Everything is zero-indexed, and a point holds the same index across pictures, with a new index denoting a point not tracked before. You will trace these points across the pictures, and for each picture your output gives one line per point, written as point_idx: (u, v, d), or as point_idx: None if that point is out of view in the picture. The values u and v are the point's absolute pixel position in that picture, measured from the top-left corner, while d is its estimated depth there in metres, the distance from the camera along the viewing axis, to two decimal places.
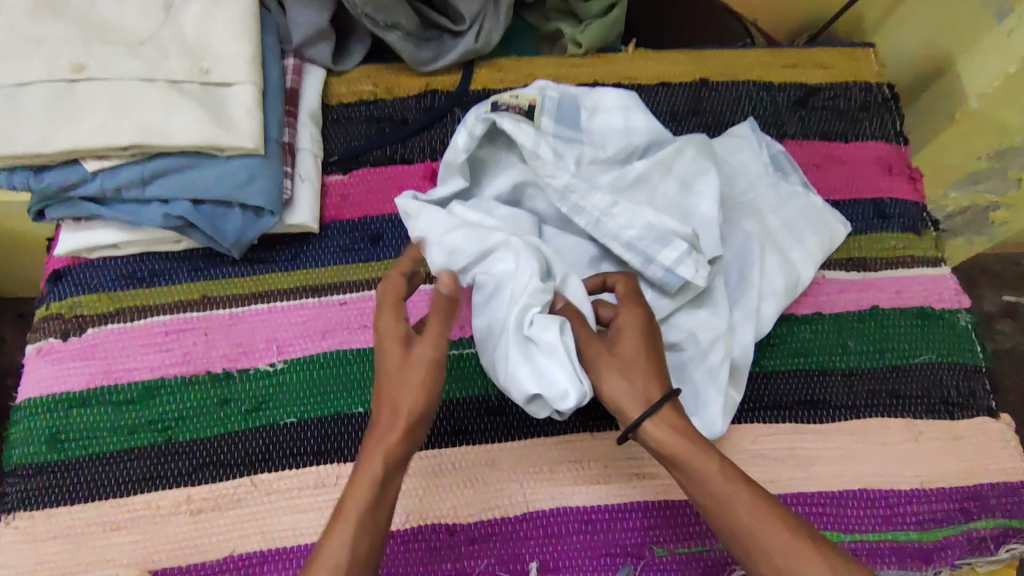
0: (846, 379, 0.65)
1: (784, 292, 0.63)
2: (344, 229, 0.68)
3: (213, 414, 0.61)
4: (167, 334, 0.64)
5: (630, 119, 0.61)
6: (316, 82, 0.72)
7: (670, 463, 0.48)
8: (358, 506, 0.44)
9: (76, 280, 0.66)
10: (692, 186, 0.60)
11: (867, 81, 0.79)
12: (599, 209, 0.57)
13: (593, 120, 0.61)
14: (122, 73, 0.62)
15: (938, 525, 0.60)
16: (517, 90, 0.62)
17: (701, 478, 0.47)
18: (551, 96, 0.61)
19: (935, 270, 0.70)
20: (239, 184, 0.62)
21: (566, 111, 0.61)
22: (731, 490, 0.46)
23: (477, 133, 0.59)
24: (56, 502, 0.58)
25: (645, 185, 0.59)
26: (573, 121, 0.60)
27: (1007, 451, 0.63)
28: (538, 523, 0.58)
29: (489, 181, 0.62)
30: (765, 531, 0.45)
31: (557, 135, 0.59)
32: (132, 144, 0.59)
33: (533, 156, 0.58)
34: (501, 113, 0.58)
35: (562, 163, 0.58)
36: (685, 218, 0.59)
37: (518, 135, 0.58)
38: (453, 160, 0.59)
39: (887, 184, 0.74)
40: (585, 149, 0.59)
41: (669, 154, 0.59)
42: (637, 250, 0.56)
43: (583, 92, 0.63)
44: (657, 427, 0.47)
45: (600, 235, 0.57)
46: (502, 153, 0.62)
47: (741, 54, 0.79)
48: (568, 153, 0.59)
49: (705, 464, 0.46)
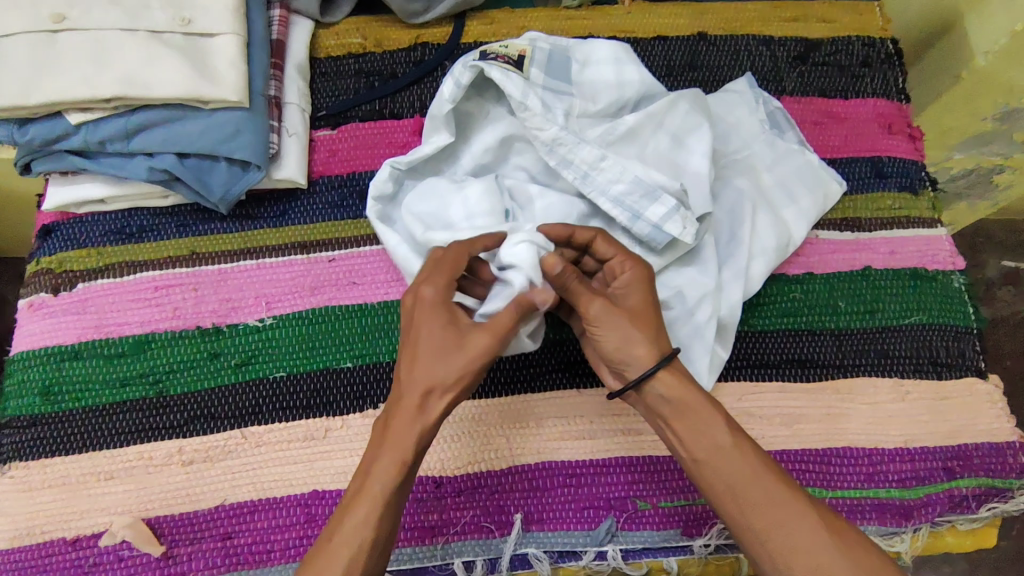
0: (834, 339, 0.64)
1: (774, 251, 0.63)
2: (333, 185, 0.68)
3: (203, 368, 0.62)
4: (157, 290, 0.64)
5: (623, 71, 0.59)
6: (304, 35, 0.71)
7: (674, 417, 0.49)
8: (400, 438, 0.47)
9: (64, 235, 0.65)
10: (683, 142, 0.59)
11: (870, 35, 0.76)
12: (587, 163, 0.56)
13: (584, 72, 0.60)
14: (103, 23, 0.60)
15: (921, 483, 0.61)
16: (507, 40, 0.60)
17: (704, 433, 0.48)
18: (541, 47, 0.60)
19: (931, 231, 0.69)
20: (225, 138, 0.61)
21: (556, 62, 0.59)
22: (731, 445, 0.47)
23: (465, 82, 0.57)
24: (51, 453, 0.60)
25: (635, 140, 0.58)
26: (564, 73, 0.59)
27: (994, 412, 0.63)
28: (524, 476, 0.59)
29: (477, 136, 0.61)
30: (762, 486, 0.46)
31: (546, 87, 0.58)
32: (114, 96, 0.59)
33: (521, 108, 0.56)
34: (489, 62, 0.57)
35: (551, 115, 0.57)
36: (675, 174, 0.58)
37: (506, 85, 0.57)
38: (440, 112, 0.58)
39: (887, 143, 0.72)
40: (574, 101, 0.58)
41: (659, 107, 0.58)
42: (624, 206, 0.55)
43: (574, 43, 0.61)
44: (666, 386, 0.48)
45: (588, 189, 0.56)
46: (491, 107, 0.61)
47: (741, 7, 0.77)
48: (557, 104, 0.58)
49: (710, 418, 0.48)
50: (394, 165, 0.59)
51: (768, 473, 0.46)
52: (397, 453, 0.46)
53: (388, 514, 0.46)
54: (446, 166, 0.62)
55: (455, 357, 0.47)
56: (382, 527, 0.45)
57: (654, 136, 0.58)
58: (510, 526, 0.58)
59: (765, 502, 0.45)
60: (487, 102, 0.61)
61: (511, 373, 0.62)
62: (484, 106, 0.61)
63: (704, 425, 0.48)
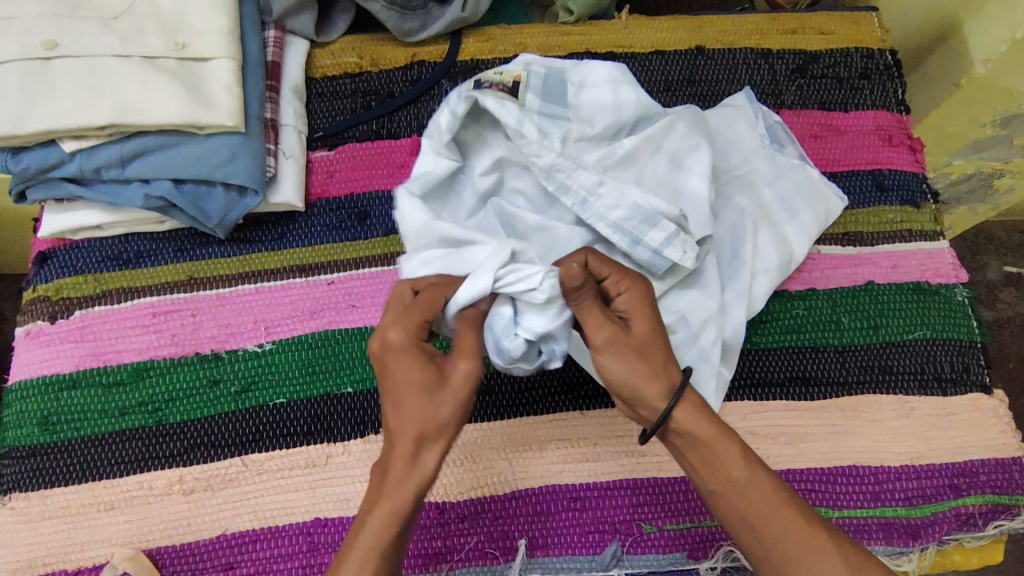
0: (838, 356, 0.64)
1: (776, 269, 0.62)
2: (330, 207, 0.67)
3: (202, 395, 0.61)
4: (155, 316, 0.63)
5: (619, 93, 0.59)
6: (299, 55, 0.70)
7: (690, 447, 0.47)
8: (381, 534, 0.43)
9: (62, 262, 0.65)
10: (682, 163, 0.58)
11: (869, 46, 0.76)
12: (586, 188, 0.55)
13: (580, 96, 0.59)
14: (97, 49, 0.60)
15: (927, 501, 0.60)
16: (501, 66, 0.60)
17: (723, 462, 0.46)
18: (536, 70, 0.59)
19: (933, 244, 0.69)
20: (221, 163, 0.61)
21: (552, 86, 0.59)
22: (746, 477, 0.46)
23: (461, 111, 0.57)
24: (50, 484, 0.59)
25: (633, 164, 0.57)
26: (559, 98, 0.59)
27: (999, 426, 0.63)
28: (528, 500, 0.59)
29: (470, 162, 0.61)
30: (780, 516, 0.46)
31: (542, 112, 0.57)
32: (108, 123, 0.58)
33: (516, 136, 0.56)
34: (484, 92, 0.56)
35: (548, 141, 0.56)
36: (675, 197, 0.57)
37: (502, 113, 0.56)
38: (438, 141, 0.59)
39: (888, 155, 0.72)
40: (570, 126, 0.58)
41: (657, 129, 0.57)
42: (625, 231, 0.54)
43: (571, 65, 0.61)
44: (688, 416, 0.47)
45: (587, 216, 0.55)
46: (486, 132, 0.60)
47: (738, 19, 0.76)
48: (553, 130, 0.57)
49: (726, 446, 0.47)
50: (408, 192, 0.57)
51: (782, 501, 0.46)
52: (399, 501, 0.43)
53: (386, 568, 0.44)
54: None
55: (443, 396, 0.45)
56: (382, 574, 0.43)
57: (652, 159, 0.58)
58: (514, 552, 0.57)
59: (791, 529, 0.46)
60: (484, 128, 0.60)
61: (513, 395, 0.62)
62: (479, 132, 0.61)
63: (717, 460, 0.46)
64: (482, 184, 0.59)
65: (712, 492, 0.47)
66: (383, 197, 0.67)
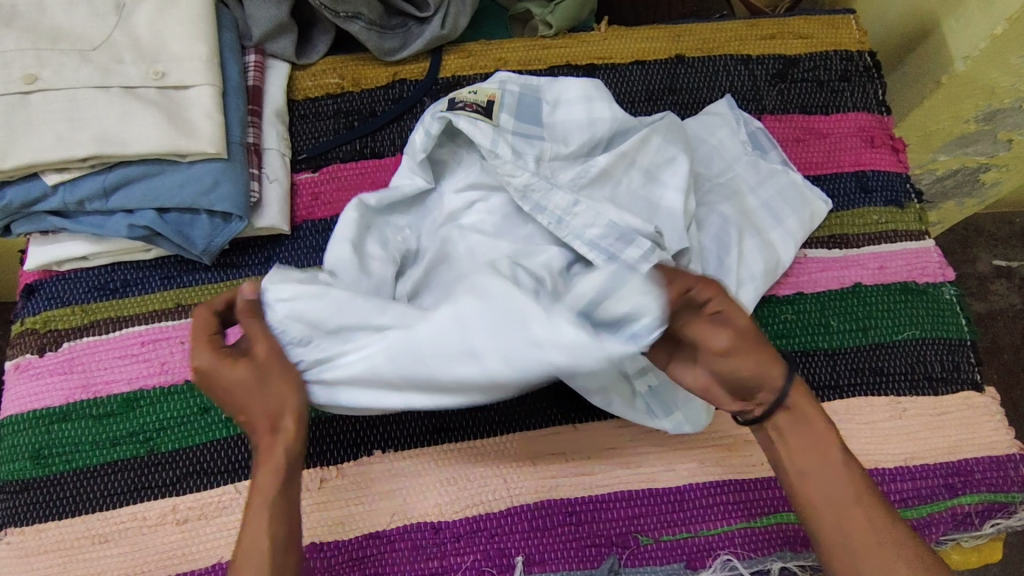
0: (828, 359, 0.64)
1: (763, 276, 0.62)
2: (317, 229, 0.67)
3: (193, 422, 0.61)
4: (144, 344, 0.63)
5: (594, 109, 0.59)
6: (280, 78, 0.71)
7: (791, 428, 0.49)
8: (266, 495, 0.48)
9: (48, 294, 0.65)
10: (657, 177, 0.59)
11: (848, 49, 0.76)
12: (560, 208, 0.55)
13: (555, 114, 0.60)
14: (77, 81, 0.60)
15: (923, 501, 0.60)
16: (476, 85, 0.61)
17: (820, 448, 0.48)
18: (512, 87, 0.60)
19: (919, 244, 0.69)
20: (204, 190, 0.61)
21: (526, 105, 0.60)
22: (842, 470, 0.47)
23: (434, 132, 0.59)
24: (43, 518, 0.59)
25: (609, 180, 0.57)
26: (533, 117, 0.59)
27: (993, 424, 0.63)
28: (523, 516, 0.58)
29: (449, 181, 0.62)
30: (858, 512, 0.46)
31: (516, 132, 0.58)
32: (90, 155, 0.58)
33: (492, 156, 0.57)
34: (456, 113, 0.58)
35: (522, 161, 0.57)
36: (651, 213, 0.57)
37: (475, 134, 0.57)
38: (412, 160, 0.60)
39: (870, 156, 0.72)
40: (543, 146, 0.58)
41: (630, 145, 0.57)
42: (601, 249, 0.53)
43: (546, 82, 0.61)
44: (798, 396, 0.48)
45: (563, 234, 0.55)
46: (462, 153, 0.62)
47: (717, 27, 0.76)
48: (528, 150, 0.58)
49: (824, 436, 0.48)
50: (362, 203, 0.58)
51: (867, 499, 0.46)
52: (269, 475, 0.48)
53: (284, 508, 0.48)
54: (422, 212, 0.62)
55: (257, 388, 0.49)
56: (279, 536, 0.47)
57: (627, 176, 0.58)
58: (511, 570, 0.57)
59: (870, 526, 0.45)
60: (459, 148, 0.62)
61: (506, 412, 0.62)
62: (456, 151, 0.62)
63: (819, 448, 0.48)
64: (457, 203, 0.61)
65: (800, 474, 0.48)
66: None
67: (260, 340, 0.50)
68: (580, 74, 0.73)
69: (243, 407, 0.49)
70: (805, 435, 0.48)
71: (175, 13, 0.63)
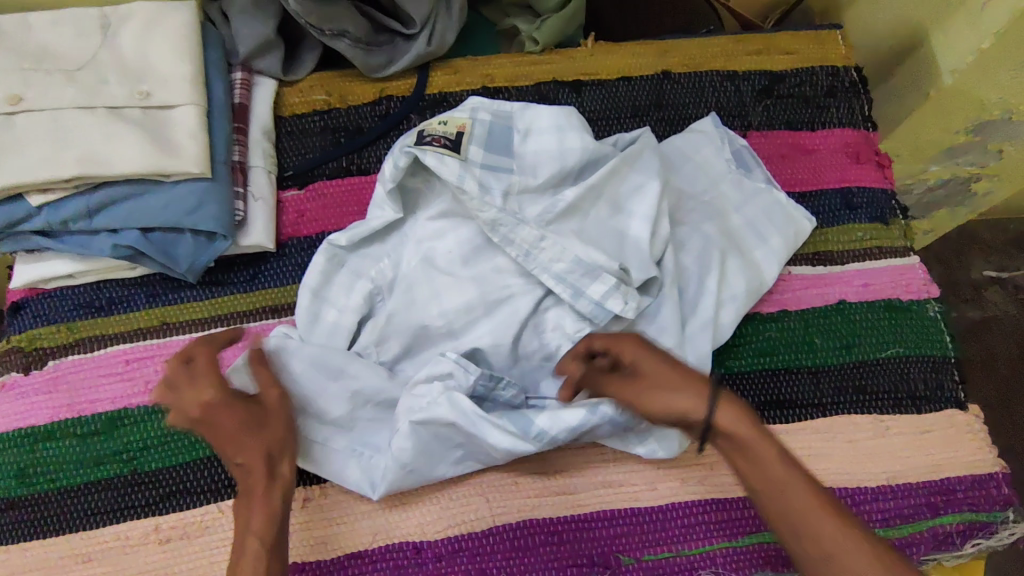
0: (812, 377, 0.64)
1: (745, 296, 0.63)
2: (302, 246, 0.67)
3: (178, 441, 0.61)
4: (129, 363, 0.63)
5: (565, 138, 0.59)
6: (267, 95, 0.71)
7: (738, 452, 0.51)
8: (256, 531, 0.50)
9: (34, 311, 0.65)
10: (626, 205, 0.59)
11: (834, 64, 0.77)
12: (528, 242, 0.57)
13: (525, 143, 0.60)
14: (62, 101, 0.60)
15: (904, 521, 0.60)
16: (446, 114, 0.61)
17: (762, 462, 0.49)
18: (483, 117, 0.61)
19: (904, 261, 0.69)
20: (188, 210, 0.61)
21: (497, 135, 0.60)
22: (787, 474, 0.48)
23: (402, 165, 0.59)
24: (27, 537, 0.59)
25: (577, 214, 0.58)
26: (505, 146, 0.60)
27: (975, 442, 0.63)
28: (505, 536, 0.59)
29: (422, 209, 0.63)
30: (806, 519, 0.47)
31: (485, 163, 0.59)
32: (74, 176, 0.58)
33: (460, 193, 0.57)
34: (423, 149, 0.58)
35: (489, 196, 0.57)
36: (620, 244, 0.58)
37: (442, 170, 0.58)
38: (383, 191, 0.60)
39: (856, 172, 0.72)
40: (510, 179, 0.59)
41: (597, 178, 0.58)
42: (567, 283, 0.57)
43: (519, 109, 0.62)
44: (732, 417, 0.51)
45: (531, 267, 0.58)
46: (433, 181, 0.62)
47: (703, 42, 0.77)
48: (495, 183, 0.58)
49: (767, 450, 0.50)
50: (332, 243, 0.62)
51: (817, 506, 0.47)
52: (262, 514, 0.50)
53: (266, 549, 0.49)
54: (393, 244, 0.63)
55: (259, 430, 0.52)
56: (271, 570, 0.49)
57: (596, 207, 0.58)
58: None
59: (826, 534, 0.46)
60: (431, 176, 0.62)
61: None
62: (427, 179, 0.62)
63: (761, 456, 0.50)
64: (426, 231, 0.61)
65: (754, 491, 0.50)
66: None
67: (272, 389, 0.54)
68: (566, 90, 0.74)
69: (242, 450, 0.51)
70: (750, 452, 0.50)
71: (160, 32, 0.63)
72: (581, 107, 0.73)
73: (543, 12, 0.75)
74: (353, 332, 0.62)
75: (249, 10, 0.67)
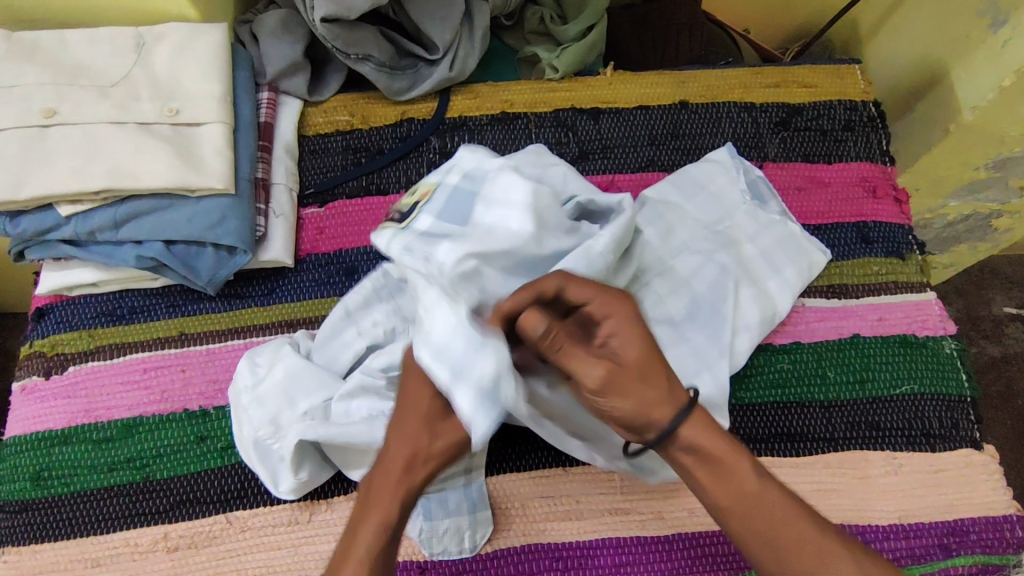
0: (824, 412, 0.64)
1: (760, 325, 0.63)
2: (320, 262, 0.69)
3: (189, 450, 0.62)
4: (146, 371, 0.65)
5: (512, 216, 0.52)
6: (292, 114, 0.73)
7: (703, 471, 0.45)
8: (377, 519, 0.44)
9: (58, 318, 0.67)
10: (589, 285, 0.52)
11: (853, 98, 0.77)
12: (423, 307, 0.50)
13: (482, 213, 0.54)
14: (95, 116, 0.62)
15: (917, 562, 0.59)
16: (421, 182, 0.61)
17: (733, 480, 0.45)
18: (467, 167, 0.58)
19: (920, 296, 0.69)
20: (211, 225, 0.62)
21: (454, 203, 0.55)
22: (760, 490, 0.44)
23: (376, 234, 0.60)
24: (38, 540, 0.60)
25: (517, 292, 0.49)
26: (456, 214, 0.55)
27: (991, 483, 0.62)
28: (510, 560, 0.58)
29: None
30: (786, 523, 0.44)
31: (426, 232, 0.54)
32: (103, 187, 0.60)
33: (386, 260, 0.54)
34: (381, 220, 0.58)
35: (410, 256, 0.52)
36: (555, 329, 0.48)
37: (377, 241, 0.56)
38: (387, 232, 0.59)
39: (873, 207, 0.72)
40: (444, 243, 0.52)
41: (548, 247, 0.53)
42: (443, 361, 0.46)
43: (492, 174, 0.55)
44: (696, 431, 0.45)
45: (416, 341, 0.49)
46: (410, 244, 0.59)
47: (721, 73, 0.78)
48: (423, 249, 0.52)
49: (734, 461, 0.45)
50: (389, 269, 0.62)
51: (796, 509, 0.44)
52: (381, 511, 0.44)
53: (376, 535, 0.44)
54: None
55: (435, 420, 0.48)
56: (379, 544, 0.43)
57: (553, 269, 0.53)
58: None
59: (810, 538, 0.44)
60: None
61: (496, 452, 0.62)
62: None
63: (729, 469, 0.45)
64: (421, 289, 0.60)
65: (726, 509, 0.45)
66: (371, 252, 0.69)
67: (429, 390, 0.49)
68: (584, 117, 0.75)
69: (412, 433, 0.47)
70: (723, 470, 0.45)
71: (192, 52, 0.65)
72: (599, 134, 0.74)
73: (564, 41, 0.78)
74: (360, 357, 0.61)
75: (278, 33, 0.70)
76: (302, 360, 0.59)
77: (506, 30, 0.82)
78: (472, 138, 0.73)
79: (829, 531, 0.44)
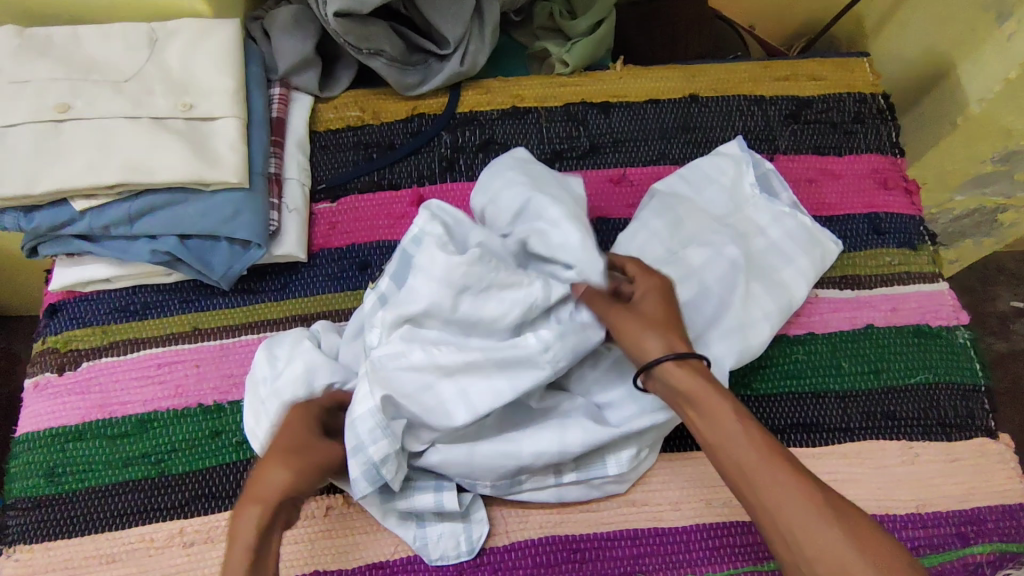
0: (840, 402, 0.64)
1: (773, 317, 0.63)
2: (333, 257, 0.69)
3: (204, 445, 0.62)
4: (160, 367, 0.64)
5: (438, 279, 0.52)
6: (304, 110, 0.73)
7: (684, 404, 0.47)
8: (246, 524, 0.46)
9: (71, 314, 0.67)
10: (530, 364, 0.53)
11: (862, 91, 0.77)
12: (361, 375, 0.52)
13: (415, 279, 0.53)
14: (109, 111, 0.62)
15: (935, 550, 0.58)
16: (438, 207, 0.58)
17: (712, 415, 0.45)
18: (435, 229, 0.55)
19: (933, 286, 0.69)
20: (225, 219, 0.63)
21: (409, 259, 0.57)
22: (738, 429, 0.44)
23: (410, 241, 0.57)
24: (52, 536, 0.59)
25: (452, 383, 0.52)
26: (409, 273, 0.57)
27: (1006, 472, 0.62)
28: (528, 552, 0.58)
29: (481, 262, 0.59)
30: (783, 493, 0.41)
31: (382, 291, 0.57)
32: (118, 182, 0.60)
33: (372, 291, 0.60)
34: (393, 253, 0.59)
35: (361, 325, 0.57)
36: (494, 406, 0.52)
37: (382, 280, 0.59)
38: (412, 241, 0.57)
39: (883, 199, 0.73)
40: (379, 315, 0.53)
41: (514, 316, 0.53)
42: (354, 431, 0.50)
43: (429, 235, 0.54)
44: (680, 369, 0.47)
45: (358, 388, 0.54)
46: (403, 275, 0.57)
47: (731, 67, 0.78)
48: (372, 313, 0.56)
49: (716, 401, 0.45)
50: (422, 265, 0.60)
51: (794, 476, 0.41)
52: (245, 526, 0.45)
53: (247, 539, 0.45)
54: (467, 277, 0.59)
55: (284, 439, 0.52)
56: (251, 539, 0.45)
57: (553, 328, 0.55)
58: None
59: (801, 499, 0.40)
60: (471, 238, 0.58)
61: None
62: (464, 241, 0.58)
63: (720, 419, 0.45)
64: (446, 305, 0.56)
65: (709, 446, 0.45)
66: (384, 247, 0.69)
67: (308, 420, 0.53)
68: (595, 112, 0.75)
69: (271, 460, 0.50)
70: (699, 406, 0.46)
71: (205, 47, 0.66)
72: (610, 128, 0.74)
73: (574, 35, 0.78)
74: None
75: (290, 28, 0.70)
76: (323, 355, 0.59)
77: (516, 27, 0.82)
78: (484, 133, 0.73)
79: (817, 494, 0.40)
